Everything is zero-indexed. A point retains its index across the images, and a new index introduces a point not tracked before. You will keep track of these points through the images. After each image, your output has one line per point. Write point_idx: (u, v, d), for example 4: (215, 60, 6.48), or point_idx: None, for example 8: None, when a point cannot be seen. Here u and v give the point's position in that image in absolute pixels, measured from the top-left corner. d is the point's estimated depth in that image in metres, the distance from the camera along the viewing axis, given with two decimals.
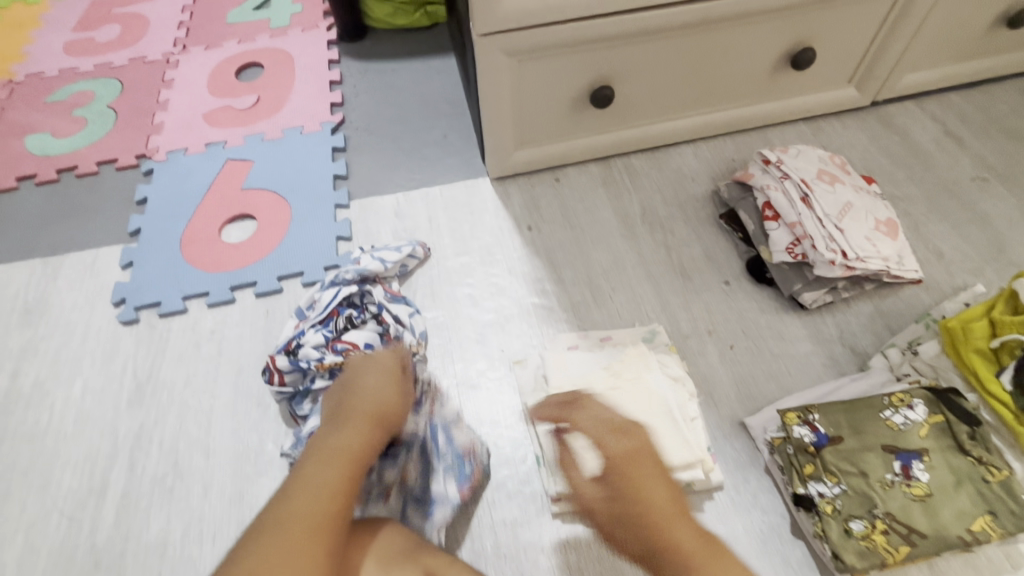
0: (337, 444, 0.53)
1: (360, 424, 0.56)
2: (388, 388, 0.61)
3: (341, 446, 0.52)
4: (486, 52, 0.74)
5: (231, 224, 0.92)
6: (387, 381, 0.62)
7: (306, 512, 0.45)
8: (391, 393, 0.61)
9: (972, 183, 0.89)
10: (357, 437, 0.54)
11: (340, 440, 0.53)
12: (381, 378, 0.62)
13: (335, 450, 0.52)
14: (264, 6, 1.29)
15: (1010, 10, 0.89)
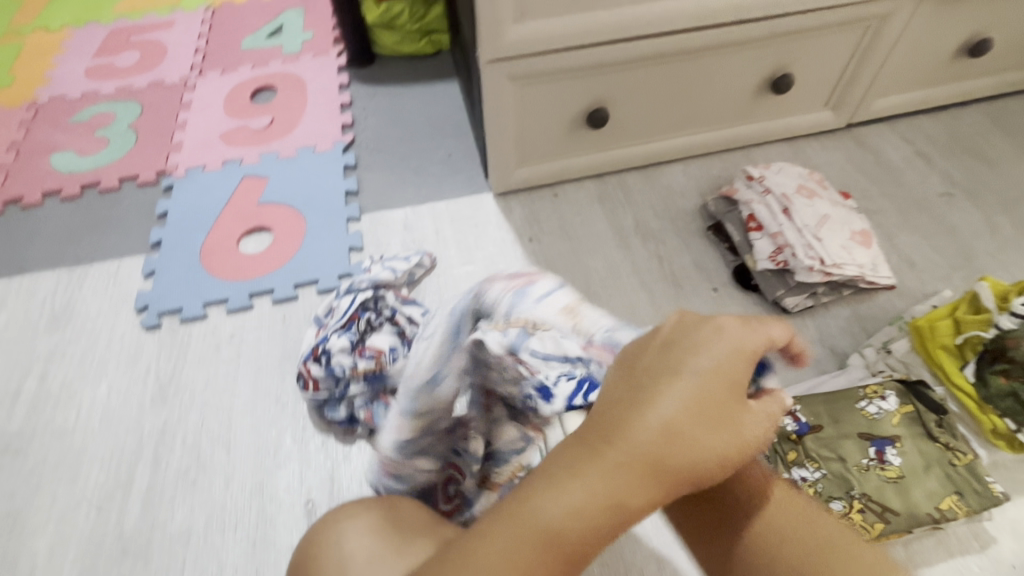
0: (560, 514, 0.28)
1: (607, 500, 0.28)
2: (641, 442, 0.28)
3: (564, 521, 0.28)
4: (492, 76, 0.81)
5: (248, 236, 0.97)
6: (703, 413, 0.29)
7: None
8: (672, 447, 0.28)
9: (940, 199, 0.96)
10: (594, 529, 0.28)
11: (558, 508, 0.28)
12: (693, 429, 0.29)
13: (549, 529, 0.28)
14: (277, 34, 1.37)
15: (971, 41, 0.97)
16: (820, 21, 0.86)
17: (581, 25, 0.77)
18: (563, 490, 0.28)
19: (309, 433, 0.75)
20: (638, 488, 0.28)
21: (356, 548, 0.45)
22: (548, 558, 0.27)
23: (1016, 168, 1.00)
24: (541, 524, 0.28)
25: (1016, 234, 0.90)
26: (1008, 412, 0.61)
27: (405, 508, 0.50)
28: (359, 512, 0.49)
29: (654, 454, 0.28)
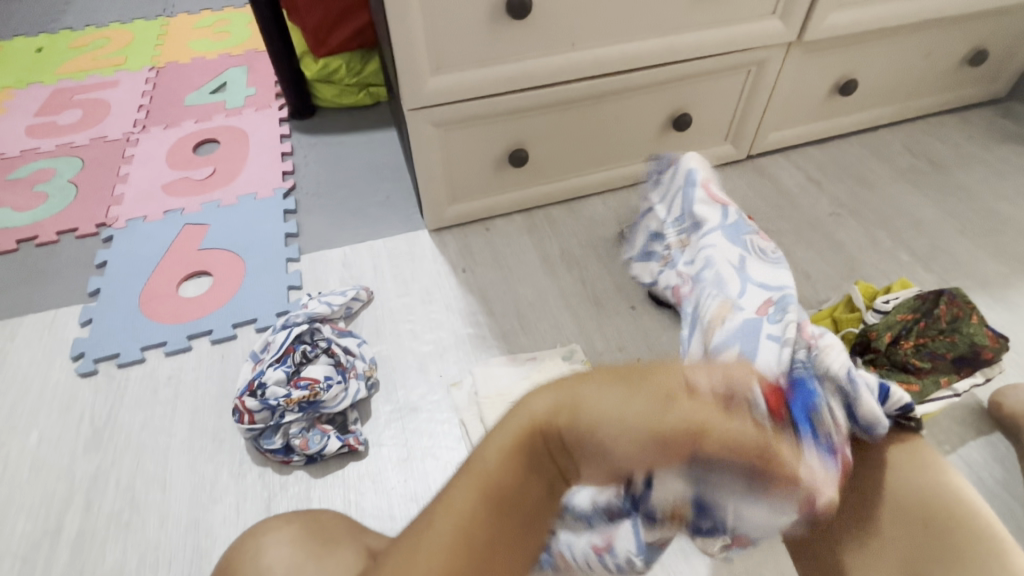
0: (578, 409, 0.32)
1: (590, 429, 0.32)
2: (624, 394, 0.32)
3: (492, 456, 0.34)
4: (416, 122, 0.88)
5: (188, 281, 1.00)
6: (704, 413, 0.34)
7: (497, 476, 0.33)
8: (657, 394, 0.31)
9: (830, 218, 1.07)
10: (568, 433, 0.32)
11: (491, 444, 0.34)
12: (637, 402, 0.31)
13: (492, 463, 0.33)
14: (220, 90, 1.43)
15: (840, 81, 1.11)
16: (706, 67, 0.98)
17: (492, 75, 0.86)
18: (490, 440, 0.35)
19: (246, 466, 0.76)
20: (556, 406, 0.33)
21: (275, 560, 0.47)
22: (471, 510, 0.32)
23: (892, 188, 1.13)
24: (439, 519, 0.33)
25: (893, 246, 1.02)
26: None
27: (328, 522, 0.53)
28: (283, 524, 0.51)
29: (570, 391, 0.33)
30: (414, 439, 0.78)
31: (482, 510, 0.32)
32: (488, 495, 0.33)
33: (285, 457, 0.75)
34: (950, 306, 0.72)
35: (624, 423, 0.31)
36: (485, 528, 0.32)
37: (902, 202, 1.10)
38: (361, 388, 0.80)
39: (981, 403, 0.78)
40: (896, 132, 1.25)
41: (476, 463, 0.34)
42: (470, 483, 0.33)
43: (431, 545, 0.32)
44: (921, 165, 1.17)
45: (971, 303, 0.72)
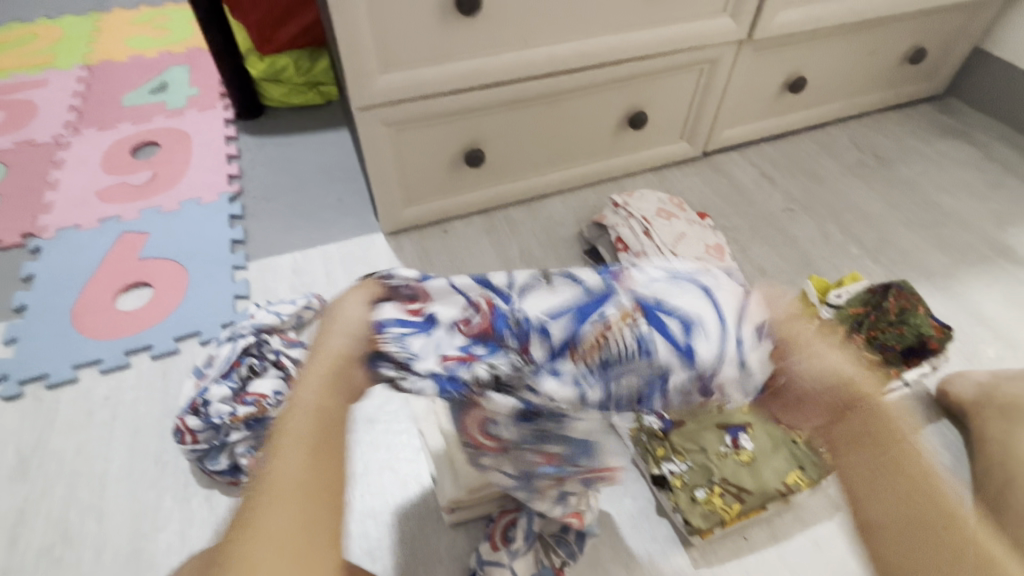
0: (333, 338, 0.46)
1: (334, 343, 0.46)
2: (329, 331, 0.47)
3: (311, 401, 0.40)
4: (366, 122, 0.85)
5: (126, 293, 0.94)
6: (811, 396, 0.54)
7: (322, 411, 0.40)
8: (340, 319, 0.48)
9: (784, 214, 1.09)
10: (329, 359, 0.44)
11: (302, 397, 0.41)
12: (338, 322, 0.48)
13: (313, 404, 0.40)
14: (160, 89, 1.36)
15: (790, 78, 1.13)
16: (659, 65, 0.98)
17: (443, 74, 0.83)
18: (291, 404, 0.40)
19: (191, 490, 0.72)
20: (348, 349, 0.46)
21: None
22: (310, 446, 0.38)
23: (842, 183, 1.15)
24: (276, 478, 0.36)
25: (844, 240, 1.04)
26: None
27: None
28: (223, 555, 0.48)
29: (336, 338, 0.46)
30: (370, 452, 0.75)
31: (317, 448, 0.38)
32: (317, 428, 0.39)
33: (233, 477, 0.71)
34: (898, 298, 0.73)
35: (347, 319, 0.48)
36: (327, 457, 0.38)
37: (851, 197, 1.12)
38: None
39: (929, 391, 0.80)
40: (844, 128, 1.28)
41: (290, 414, 0.40)
42: (298, 416, 0.39)
43: (281, 478, 0.36)
44: (868, 160, 1.20)
45: (917, 294, 0.73)
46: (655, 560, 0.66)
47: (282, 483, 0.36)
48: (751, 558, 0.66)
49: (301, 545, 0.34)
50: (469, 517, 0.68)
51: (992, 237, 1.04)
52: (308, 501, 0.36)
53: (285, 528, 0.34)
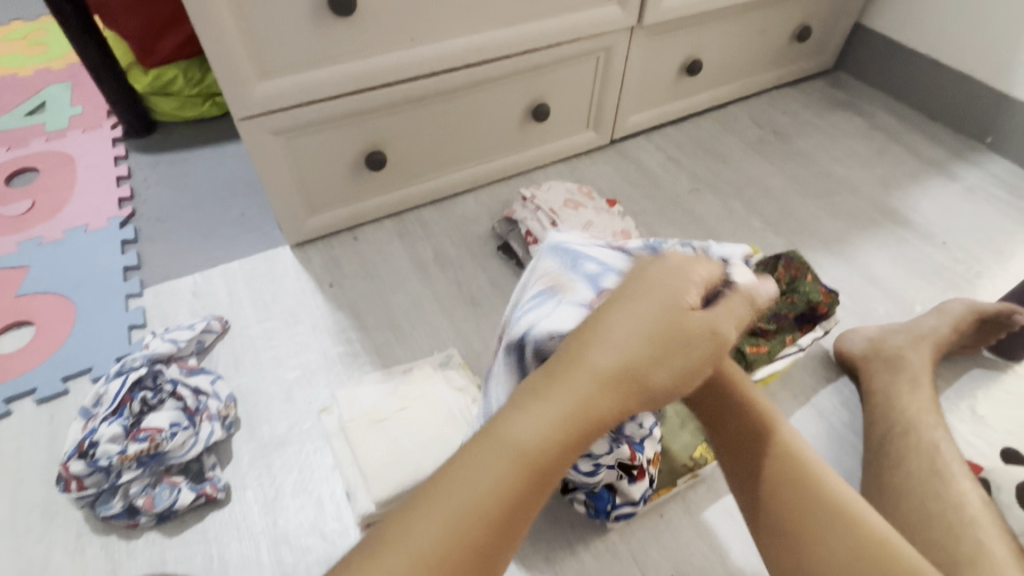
0: (619, 363, 0.36)
1: (617, 392, 0.35)
2: (639, 349, 0.36)
3: (529, 441, 0.34)
4: (251, 132, 0.81)
5: (4, 334, 0.86)
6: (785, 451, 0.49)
7: (541, 465, 0.34)
8: (648, 368, 0.36)
9: (689, 194, 1.12)
10: (600, 406, 0.35)
11: (621, 326, 0.37)
12: (639, 351, 0.36)
13: (647, 382, 0.36)
14: (39, 110, 1.26)
15: (686, 62, 1.16)
16: (554, 56, 0.98)
17: (327, 76, 0.81)
18: (608, 329, 0.37)
19: (85, 539, 0.67)
20: (618, 406, 0.35)
21: None
22: (567, 432, 0.34)
23: (743, 160, 1.20)
24: (520, 442, 0.34)
25: (747, 214, 1.08)
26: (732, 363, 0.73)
27: None
28: None
29: (607, 381, 0.35)
30: (282, 476, 0.72)
31: (573, 446, 0.35)
32: (609, 405, 0.35)
33: (130, 520, 0.67)
34: (788, 268, 0.79)
35: (641, 361, 0.36)
36: (555, 465, 0.35)
37: (752, 172, 1.17)
38: (215, 431, 0.73)
39: (825, 352, 0.85)
40: (744, 107, 1.33)
41: (611, 387, 0.35)
42: (500, 454, 0.34)
43: (433, 530, 0.32)
44: (767, 137, 1.25)
45: (805, 263, 0.79)
46: (574, 543, 0.67)
47: (503, 451, 0.34)
48: (667, 533, 0.68)
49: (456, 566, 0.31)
50: None
51: (879, 201, 1.10)
52: (484, 525, 0.32)
53: (460, 511, 0.32)
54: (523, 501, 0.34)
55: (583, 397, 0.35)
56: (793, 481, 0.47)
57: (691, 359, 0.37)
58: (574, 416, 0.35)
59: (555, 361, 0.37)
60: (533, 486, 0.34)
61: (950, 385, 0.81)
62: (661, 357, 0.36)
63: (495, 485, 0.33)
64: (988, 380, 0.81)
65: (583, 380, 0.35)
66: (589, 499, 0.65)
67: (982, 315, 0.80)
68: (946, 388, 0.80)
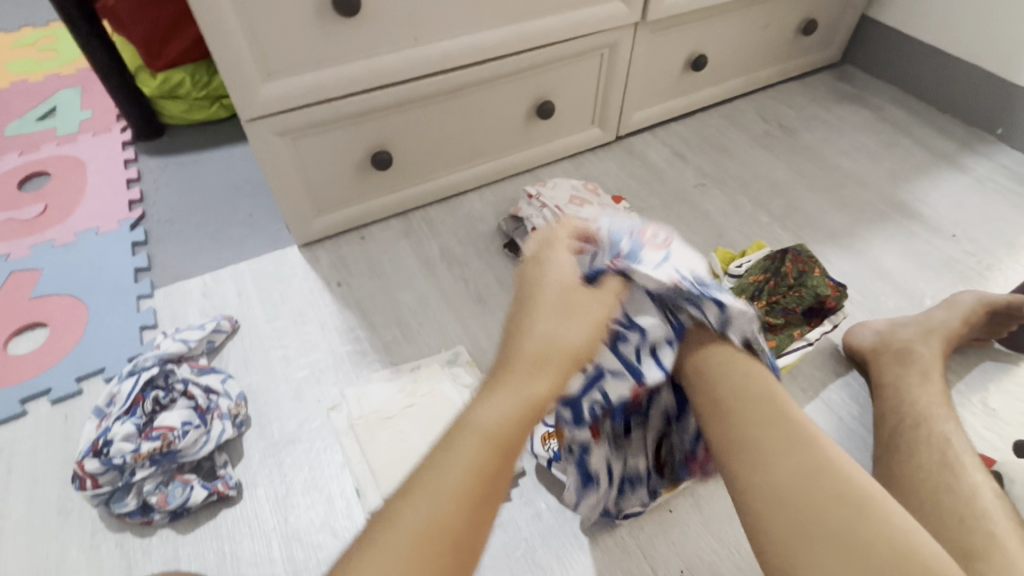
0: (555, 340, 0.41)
1: (554, 363, 0.40)
2: (562, 326, 0.42)
3: (487, 421, 0.38)
4: (258, 133, 0.82)
5: (19, 336, 0.88)
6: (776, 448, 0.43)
7: (502, 439, 0.37)
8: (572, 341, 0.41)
9: (695, 189, 1.11)
10: (539, 376, 0.40)
11: (544, 318, 0.42)
12: (564, 326, 0.42)
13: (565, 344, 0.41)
14: (49, 115, 1.28)
15: (691, 57, 1.16)
16: (558, 53, 0.98)
17: (332, 77, 0.81)
18: (532, 314, 0.42)
19: (99, 536, 0.68)
20: (552, 377, 0.40)
21: None
22: (519, 407, 0.38)
23: (750, 155, 1.19)
24: (475, 422, 0.38)
25: (754, 209, 1.07)
26: None
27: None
28: None
29: (546, 357, 0.40)
30: (293, 473, 0.73)
31: (525, 420, 0.39)
32: (547, 375, 0.40)
33: (145, 517, 0.67)
34: (795, 263, 0.78)
35: (568, 337, 0.41)
36: (514, 440, 0.38)
37: (758, 167, 1.16)
38: (226, 429, 0.73)
39: (835, 346, 0.85)
40: (750, 101, 1.32)
41: (548, 359, 0.40)
42: (467, 441, 0.37)
43: (421, 518, 0.34)
44: (773, 131, 1.25)
45: (813, 257, 0.78)
46: (583, 538, 0.67)
47: (464, 434, 0.37)
48: (675, 529, 0.68)
49: (445, 546, 0.34)
50: None
51: (888, 194, 1.10)
52: (463, 502, 0.35)
53: (440, 495, 0.35)
54: (495, 476, 0.37)
55: (517, 375, 0.40)
56: (790, 452, 0.42)
57: (589, 310, 0.44)
58: (514, 398, 0.39)
59: (499, 360, 0.41)
60: (500, 461, 0.37)
61: (962, 378, 0.80)
62: (577, 328, 0.42)
63: (463, 467, 0.36)
64: (1000, 373, 0.81)
65: (520, 365, 0.40)
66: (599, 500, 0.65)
67: (993, 307, 0.79)
68: (958, 382, 0.80)
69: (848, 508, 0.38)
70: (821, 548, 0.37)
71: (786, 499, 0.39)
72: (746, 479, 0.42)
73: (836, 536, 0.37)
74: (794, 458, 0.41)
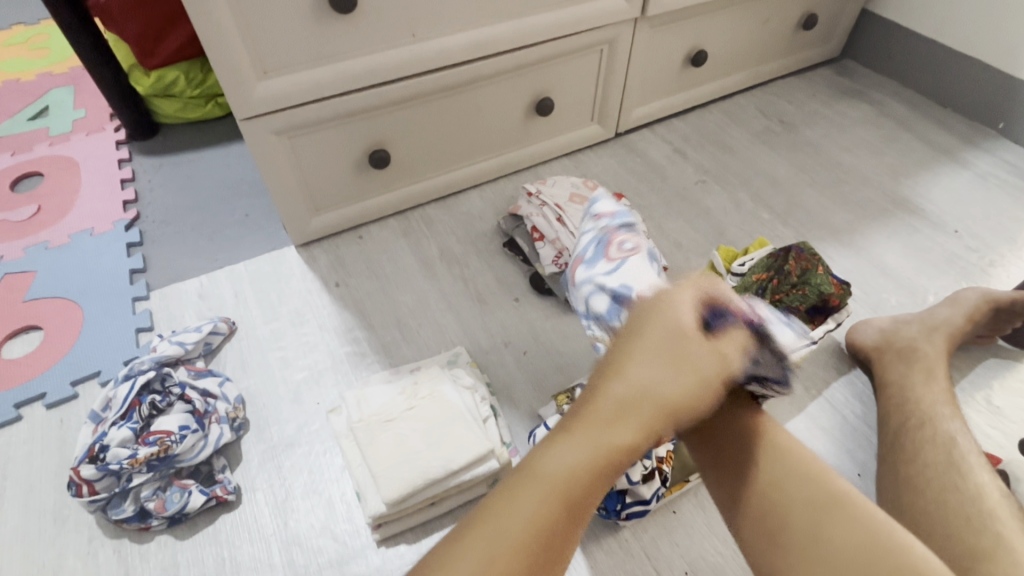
0: (652, 387, 0.41)
1: (646, 417, 0.40)
2: (664, 375, 0.41)
3: (562, 469, 0.38)
4: (253, 133, 0.81)
5: (13, 339, 0.87)
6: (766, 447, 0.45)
7: (573, 492, 0.38)
8: (663, 398, 0.41)
9: (696, 186, 1.10)
10: (621, 432, 0.40)
11: (652, 370, 0.41)
12: (670, 378, 0.41)
13: (662, 400, 0.41)
14: (42, 115, 1.26)
15: (691, 52, 1.15)
16: (558, 49, 0.97)
17: (328, 75, 0.80)
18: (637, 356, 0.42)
19: (96, 543, 0.67)
20: (634, 432, 0.40)
21: None
22: (595, 462, 0.39)
23: (750, 151, 1.18)
24: (551, 468, 0.38)
25: (755, 206, 1.07)
26: None
27: None
28: None
29: (638, 408, 0.40)
30: (292, 477, 0.72)
31: (599, 476, 0.39)
32: (632, 427, 0.40)
33: (142, 523, 0.67)
34: (798, 261, 0.77)
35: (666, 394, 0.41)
36: (584, 498, 0.38)
37: (759, 163, 1.16)
38: (224, 432, 0.72)
39: (838, 344, 0.84)
40: (750, 97, 1.31)
41: (637, 414, 0.40)
42: (541, 486, 0.37)
43: (481, 557, 0.33)
44: (774, 126, 1.24)
45: (817, 255, 0.77)
46: (585, 540, 0.66)
47: (540, 481, 0.37)
48: (678, 530, 0.67)
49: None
50: (396, 531, 0.68)
51: (889, 190, 1.09)
52: (527, 547, 0.35)
53: (506, 536, 0.35)
54: (563, 531, 0.37)
55: (602, 424, 0.40)
56: (771, 460, 0.44)
57: (703, 362, 0.42)
58: (594, 451, 0.39)
59: (583, 404, 0.42)
60: (567, 513, 0.37)
61: (965, 375, 0.80)
62: (677, 381, 0.41)
63: (534, 511, 0.36)
64: (1003, 370, 0.80)
65: (606, 414, 0.40)
66: (598, 498, 0.65)
67: (996, 304, 0.79)
68: (961, 379, 0.79)
69: (820, 511, 0.39)
70: (795, 557, 0.38)
71: (768, 509, 0.41)
72: (727, 487, 0.45)
73: (806, 541, 0.39)
74: (780, 467, 0.43)
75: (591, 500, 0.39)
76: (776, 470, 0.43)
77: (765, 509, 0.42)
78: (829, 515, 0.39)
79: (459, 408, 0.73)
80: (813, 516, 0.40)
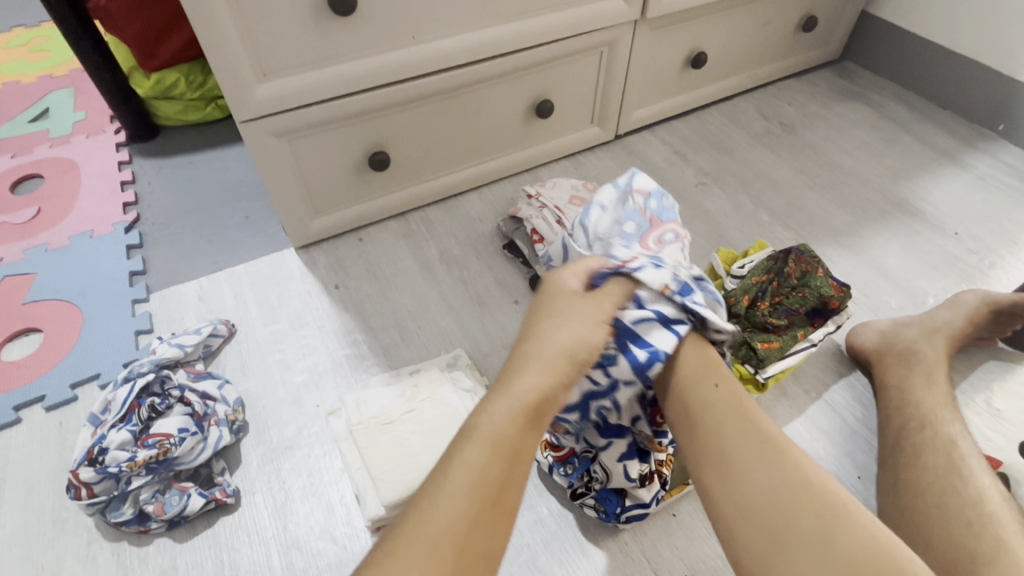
0: (559, 342, 0.47)
1: (555, 365, 0.46)
2: (568, 334, 0.48)
3: (495, 424, 0.43)
4: (253, 135, 0.81)
5: (13, 341, 0.87)
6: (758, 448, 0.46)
7: (508, 439, 0.43)
8: (571, 350, 0.47)
9: (696, 188, 1.10)
10: (540, 382, 0.45)
11: (554, 329, 0.48)
12: (572, 332, 0.48)
13: (563, 346, 0.47)
14: (42, 117, 1.26)
15: (691, 54, 1.15)
16: (558, 51, 0.97)
17: (328, 78, 0.80)
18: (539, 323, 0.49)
19: (95, 546, 0.67)
20: (547, 380, 0.46)
21: None
22: (521, 408, 0.44)
23: (750, 153, 1.18)
24: (484, 425, 0.43)
25: (755, 209, 1.06)
26: (744, 360, 0.72)
27: None
28: None
29: (549, 360, 0.46)
30: (291, 480, 0.72)
31: (527, 423, 0.44)
32: (547, 374, 0.46)
33: (141, 526, 0.66)
34: (799, 263, 0.77)
35: (569, 343, 0.47)
36: (519, 444, 0.43)
37: (759, 165, 1.16)
38: (223, 435, 0.73)
39: (838, 347, 0.84)
40: (749, 99, 1.31)
41: (550, 365, 0.46)
42: (478, 441, 0.42)
43: (438, 514, 0.38)
44: (774, 129, 1.24)
45: (817, 258, 0.77)
46: (585, 543, 0.66)
47: (476, 436, 0.42)
48: (678, 533, 0.67)
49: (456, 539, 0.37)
50: None
51: (889, 192, 1.09)
52: (472, 495, 0.40)
53: (457, 491, 0.39)
54: (502, 473, 0.41)
55: (526, 377, 0.45)
56: (767, 464, 0.45)
57: (592, 313, 0.49)
58: (519, 402, 0.44)
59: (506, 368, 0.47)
60: (505, 460, 0.42)
61: (966, 378, 0.79)
62: (578, 333, 0.48)
63: (475, 461, 0.41)
64: (1004, 372, 0.80)
65: (522, 371, 0.46)
66: (598, 501, 0.64)
67: (996, 307, 0.78)
68: (962, 382, 0.79)
69: (832, 521, 0.41)
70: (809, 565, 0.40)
71: (775, 515, 0.42)
72: (722, 489, 0.45)
73: (816, 549, 0.40)
74: (775, 471, 0.44)
75: (525, 442, 0.44)
76: (779, 474, 0.44)
77: (769, 515, 0.42)
78: (835, 523, 0.41)
79: (457, 411, 0.73)
80: (820, 530, 0.41)
